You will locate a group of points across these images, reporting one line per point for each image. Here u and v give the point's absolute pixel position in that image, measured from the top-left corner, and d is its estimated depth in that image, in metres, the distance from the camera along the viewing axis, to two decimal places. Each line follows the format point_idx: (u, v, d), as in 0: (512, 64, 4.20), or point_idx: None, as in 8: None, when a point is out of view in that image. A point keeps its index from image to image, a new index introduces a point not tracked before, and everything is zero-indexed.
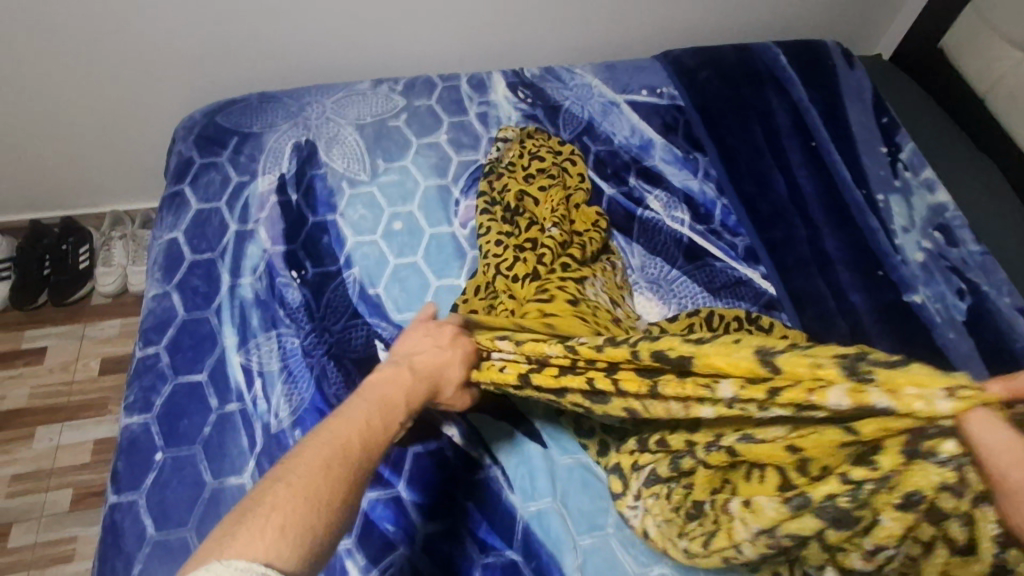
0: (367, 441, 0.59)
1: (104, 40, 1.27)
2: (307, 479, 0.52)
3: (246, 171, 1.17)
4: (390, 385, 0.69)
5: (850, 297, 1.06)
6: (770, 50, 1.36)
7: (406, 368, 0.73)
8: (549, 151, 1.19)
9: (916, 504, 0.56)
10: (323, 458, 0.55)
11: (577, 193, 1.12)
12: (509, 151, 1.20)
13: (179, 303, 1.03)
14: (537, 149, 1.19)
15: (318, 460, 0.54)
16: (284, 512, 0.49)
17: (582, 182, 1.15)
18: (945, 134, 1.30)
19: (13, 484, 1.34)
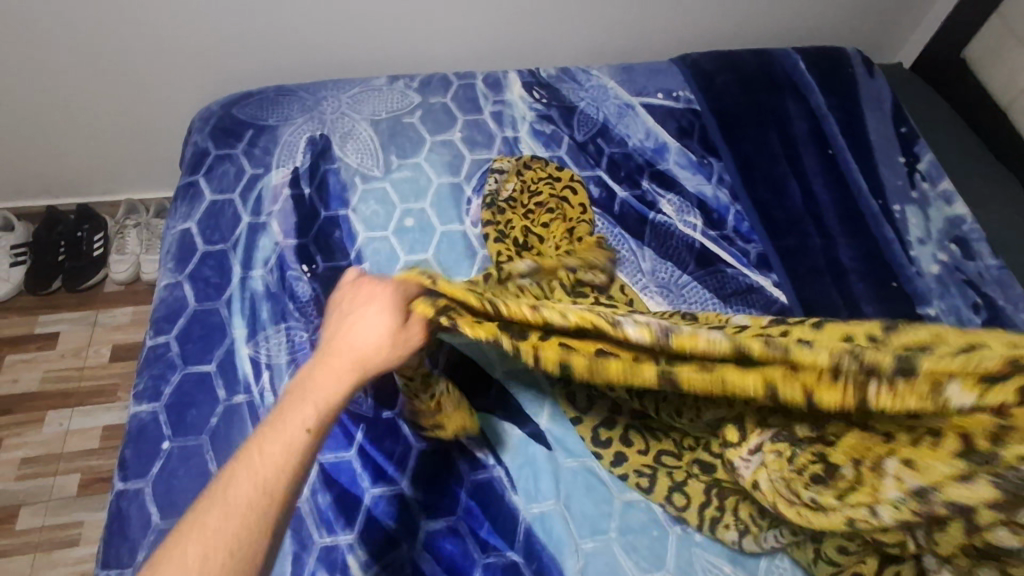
0: (299, 454, 0.54)
1: (124, 29, 1.27)
2: (223, 517, 0.49)
3: (260, 163, 1.18)
4: (331, 379, 0.60)
5: (862, 308, 1.05)
6: (789, 55, 1.35)
7: (346, 354, 0.63)
8: (548, 182, 1.15)
9: None
10: (243, 488, 0.51)
11: (579, 225, 1.08)
12: (506, 183, 1.16)
13: (191, 293, 1.03)
14: (537, 182, 1.15)
15: (238, 491, 0.51)
16: (200, 557, 0.47)
17: (582, 213, 1.10)
18: (965, 145, 1.28)
19: (22, 467, 1.36)
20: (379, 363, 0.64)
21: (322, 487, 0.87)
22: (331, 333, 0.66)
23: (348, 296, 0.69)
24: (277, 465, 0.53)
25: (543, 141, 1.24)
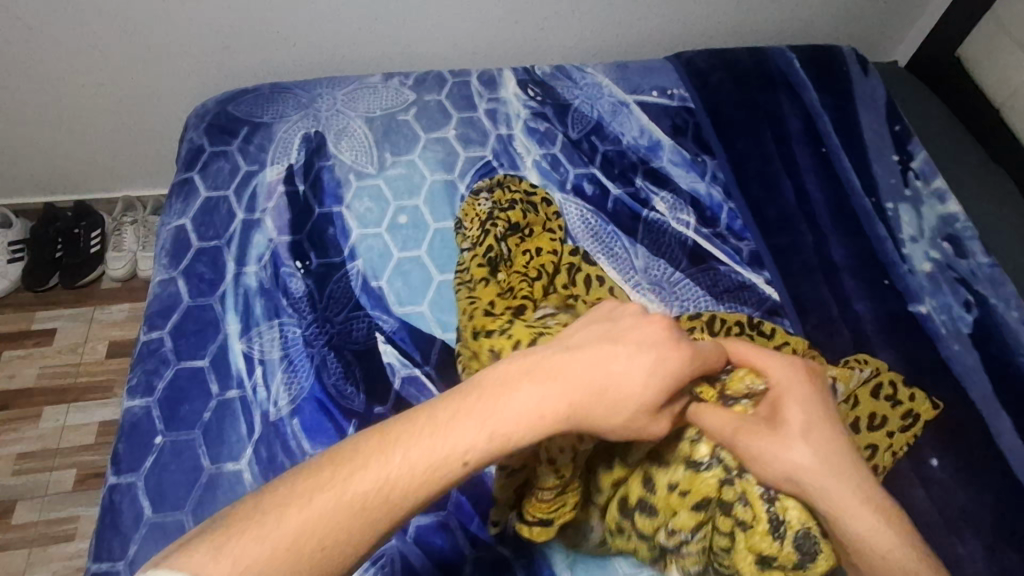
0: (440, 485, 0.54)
1: (120, 26, 1.28)
2: (351, 505, 0.51)
3: (255, 160, 1.18)
4: (524, 418, 0.58)
5: (854, 306, 1.05)
6: (784, 54, 1.35)
7: (562, 396, 0.59)
8: (520, 198, 1.12)
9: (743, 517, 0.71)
10: (386, 488, 0.53)
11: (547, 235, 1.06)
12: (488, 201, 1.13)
13: (184, 289, 1.04)
14: (510, 196, 1.12)
15: (382, 487, 0.52)
16: (311, 528, 0.50)
17: (551, 222, 1.09)
18: (959, 144, 1.28)
19: (18, 462, 1.36)
20: (590, 408, 0.60)
21: None
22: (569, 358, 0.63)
23: (612, 336, 0.65)
24: (421, 478, 0.54)
25: (537, 138, 1.24)
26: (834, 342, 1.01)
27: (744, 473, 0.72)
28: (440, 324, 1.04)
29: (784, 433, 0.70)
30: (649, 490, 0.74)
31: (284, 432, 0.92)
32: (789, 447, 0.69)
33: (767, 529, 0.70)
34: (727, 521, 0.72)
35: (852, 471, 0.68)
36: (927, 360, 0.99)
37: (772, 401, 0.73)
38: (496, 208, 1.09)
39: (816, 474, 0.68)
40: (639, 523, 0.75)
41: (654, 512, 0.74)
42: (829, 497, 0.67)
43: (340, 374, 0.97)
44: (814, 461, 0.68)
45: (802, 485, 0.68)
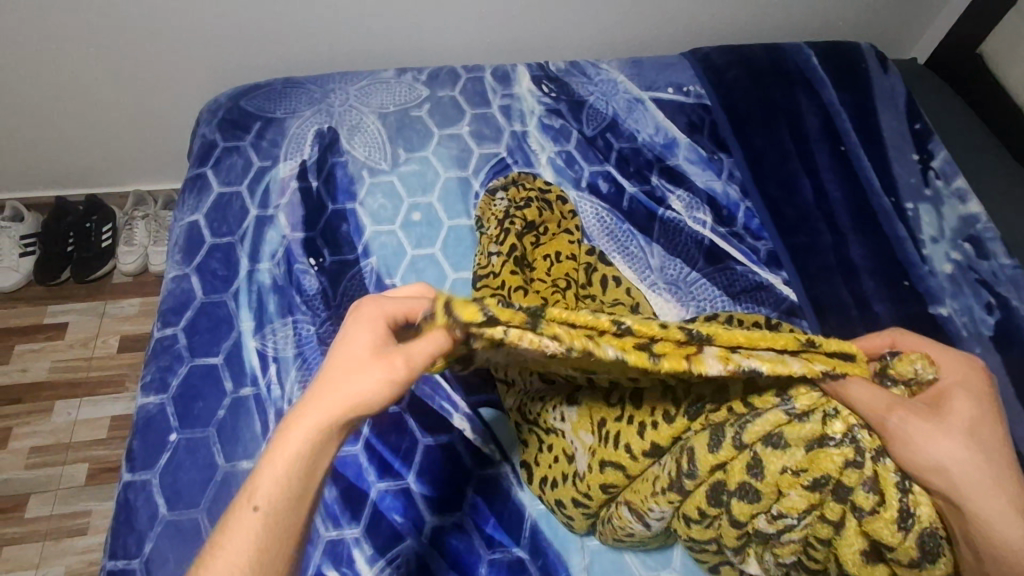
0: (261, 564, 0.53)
1: (132, 21, 1.27)
2: None
3: (268, 156, 1.17)
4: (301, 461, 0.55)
5: (873, 307, 1.04)
6: (802, 50, 1.33)
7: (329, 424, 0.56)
8: (536, 196, 1.10)
9: (852, 503, 0.62)
10: None
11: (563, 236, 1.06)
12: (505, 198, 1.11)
13: (197, 286, 1.03)
14: (526, 194, 1.10)
15: None
16: None
17: (567, 221, 1.09)
18: (980, 143, 1.26)
19: (31, 456, 1.37)
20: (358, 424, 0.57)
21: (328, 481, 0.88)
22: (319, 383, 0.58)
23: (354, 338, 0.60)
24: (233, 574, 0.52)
25: (551, 135, 1.23)
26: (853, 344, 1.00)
27: (882, 456, 0.62)
28: None
29: (937, 420, 0.62)
30: (753, 473, 0.64)
31: None
32: (947, 437, 0.60)
33: (894, 518, 0.61)
34: (838, 504, 0.62)
35: (1000, 473, 0.60)
36: None
37: (935, 394, 0.65)
38: (511, 207, 1.07)
39: (976, 472, 0.59)
40: (733, 507, 0.65)
41: (758, 496, 0.64)
42: (983, 500, 0.59)
43: None
44: (965, 453, 0.60)
45: (947, 478, 0.60)
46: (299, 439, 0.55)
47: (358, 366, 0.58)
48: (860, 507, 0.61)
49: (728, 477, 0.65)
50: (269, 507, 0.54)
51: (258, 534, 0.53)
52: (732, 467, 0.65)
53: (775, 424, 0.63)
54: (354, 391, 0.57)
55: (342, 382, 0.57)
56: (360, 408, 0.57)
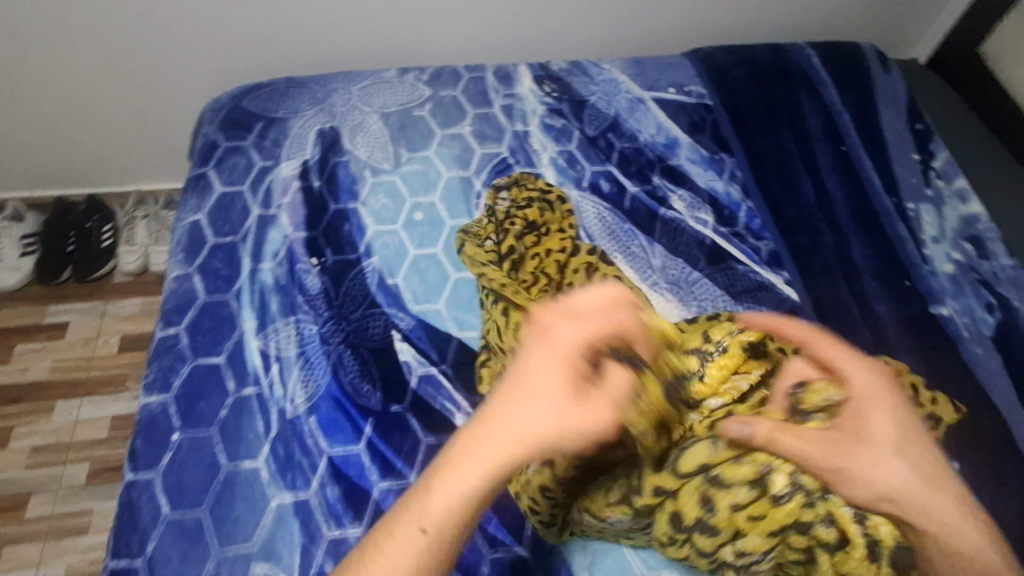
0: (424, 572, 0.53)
1: (134, 20, 1.27)
2: None
3: (270, 155, 1.18)
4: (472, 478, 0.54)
5: (874, 307, 1.04)
6: (803, 51, 1.34)
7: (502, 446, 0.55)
8: (537, 196, 1.11)
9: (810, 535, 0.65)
10: None
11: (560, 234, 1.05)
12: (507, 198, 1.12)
13: (200, 285, 1.03)
14: (528, 195, 1.11)
15: None
16: None
17: (566, 220, 1.08)
18: (980, 144, 1.27)
19: (32, 456, 1.37)
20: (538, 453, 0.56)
21: (330, 480, 0.89)
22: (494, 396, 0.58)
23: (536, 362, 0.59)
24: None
25: (553, 135, 1.23)
26: (855, 344, 1.00)
27: (828, 493, 0.65)
28: (457, 322, 1.03)
29: (863, 449, 0.66)
30: (706, 509, 0.67)
31: (301, 431, 0.92)
32: (881, 463, 0.65)
33: (865, 556, 0.63)
34: (801, 539, 0.66)
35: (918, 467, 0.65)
36: (949, 364, 0.98)
37: (852, 416, 0.69)
38: (512, 207, 1.09)
39: (907, 483, 0.64)
40: (696, 541, 0.69)
41: (714, 531, 0.67)
42: (925, 515, 0.63)
43: (357, 371, 0.97)
44: (898, 480, 0.64)
45: (894, 505, 0.63)
46: (489, 471, 0.55)
47: (563, 417, 0.56)
48: (824, 543, 0.64)
49: (679, 511, 0.69)
50: (437, 530, 0.54)
51: (431, 556, 0.53)
52: (682, 501, 0.68)
53: (711, 459, 0.67)
54: (548, 436, 0.55)
55: (520, 416, 0.56)
56: (537, 443, 0.55)
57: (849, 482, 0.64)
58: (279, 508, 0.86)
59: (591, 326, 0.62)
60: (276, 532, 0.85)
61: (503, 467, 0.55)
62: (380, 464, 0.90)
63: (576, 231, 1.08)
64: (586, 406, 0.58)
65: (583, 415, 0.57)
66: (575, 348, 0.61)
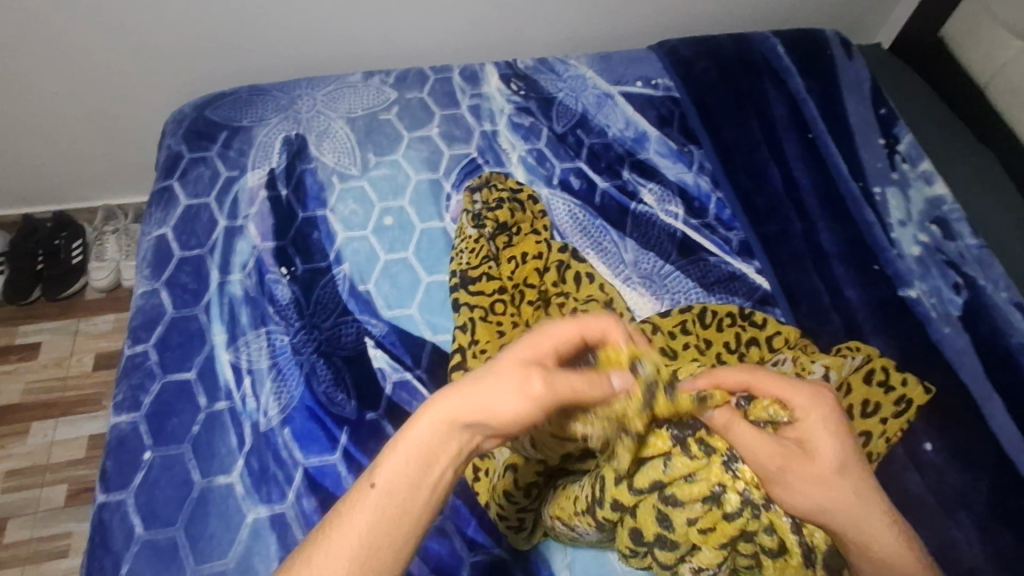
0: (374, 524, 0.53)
1: (90, 34, 1.25)
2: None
3: (235, 165, 1.16)
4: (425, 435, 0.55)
5: (844, 292, 1.05)
6: (768, 40, 1.34)
7: (467, 411, 0.55)
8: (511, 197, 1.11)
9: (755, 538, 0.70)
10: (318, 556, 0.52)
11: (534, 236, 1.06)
12: (482, 197, 1.12)
13: (168, 300, 1.02)
14: (502, 195, 1.11)
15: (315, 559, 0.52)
16: None
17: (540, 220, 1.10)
18: (944, 126, 1.28)
19: (7, 480, 1.34)
20: (492, 420, 0.55)
21: (306, 492, 0.88)
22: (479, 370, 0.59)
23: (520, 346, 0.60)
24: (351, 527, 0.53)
25: (522, 133, 1.22)
26: (825, 330, 1.01)
27: (771, 503, 0.68)
28: (430, 326, 1.02)
29: (806, 462, 0.65)
30: (664, 524, 0.70)
31: (275, 443, 0.91)
32: (823, 480, 0.64)
33: (803, 559, 0.68)
34: (750, 546, 0.70)
35: (854, 478, 0.64)
36: (918, 345, 0.99)
37: (796, 431, 0.68)
38: (484, 208, 1.09)
39: (848, 497, 0.63)
40: (658, 553, 0.73)
41: (674, 545, 0.71)
42: (860, 532, 0.63)
43: (330, 380, 0.96)
44: (837, 498, 0.63)
45: (835, 521, 0.63)
46: (424, 424, 0.55)
47: (500, 381, 0.56)
48: (768, 550, 0.69)
49: (639, 526, 0.72)
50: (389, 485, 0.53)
51: (375, 515, 0.53)
52: (642, 518, 0.71)
53: (666, 477, 0.69)
54: (490, 400, 0.55)
55: (484, 389, 0.56)
56: (493, 414, 0.55)
57: (787, 492, 0.65)
58: (255, 522, 0.85)
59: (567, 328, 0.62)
60: (253, 547, 0.84)
61: (438, 415, 0.55)
62: (358, 474, 0.90)
63: (549, 232, 1.09)
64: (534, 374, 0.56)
65: (519, 383, 0.56)
66: (548, 338, 0.61)
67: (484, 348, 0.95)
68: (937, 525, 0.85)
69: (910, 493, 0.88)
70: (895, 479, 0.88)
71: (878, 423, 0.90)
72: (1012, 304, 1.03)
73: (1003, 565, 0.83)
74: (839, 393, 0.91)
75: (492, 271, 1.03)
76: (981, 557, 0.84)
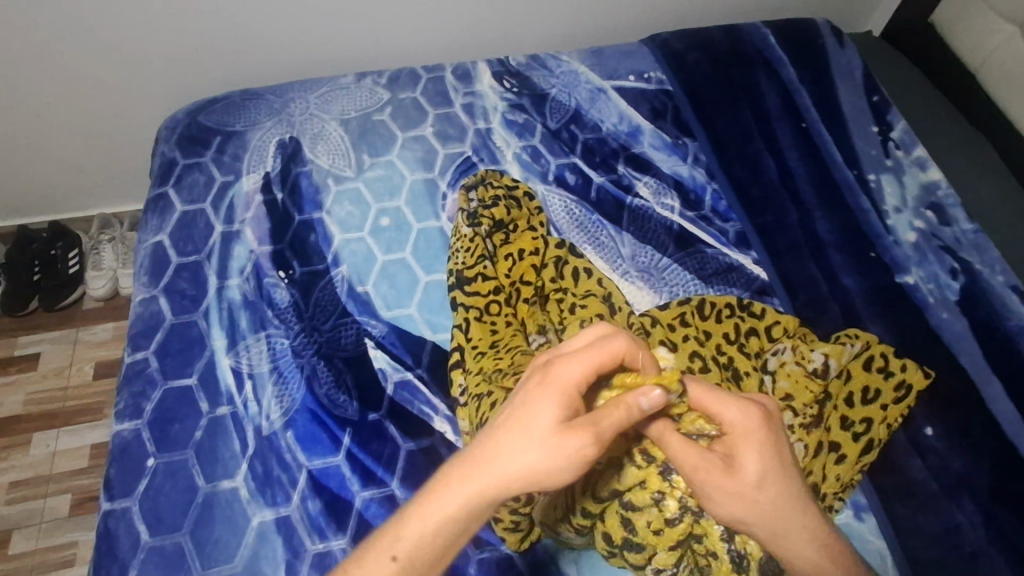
0: None
1: (80, 42, 1.25)
2: None
3: (230, 170, 1.16)
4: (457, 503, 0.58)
5: (842, 280, 1.05)
6: (759, 30, 1.34)
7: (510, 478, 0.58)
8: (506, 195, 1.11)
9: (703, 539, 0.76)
10: None
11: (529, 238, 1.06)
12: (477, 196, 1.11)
13: (167, 307, 1.02)
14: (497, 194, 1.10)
15: None
16: None
17: (536, 217, 1.09)
18: (936, 112, 1.28)
19: (11, 491, 1.34)
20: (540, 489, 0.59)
21: (311, 494, 0.88)
22: (513, 421, 0.60)
23: (552, 395, 0.61)
24: None
25: (515, 131, 1.22)
26: (824, 319, 1.01)
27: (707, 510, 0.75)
28: (430, 325, 1.02)
29: (727, 477, 0.65)
30: (628, 529, 0.77)
31: (278, 446, 0.91)
32: (744, 498, 0.64)
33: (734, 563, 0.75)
34: (701, 547, 0.77)
35: (777, 492, 0.64)
36: (916, 331, 0.99)
37: (725, 446, 0.68)
38: (480, 205, 1.09)
39: (765, 508, 0.64)
40: (629, 555, 0.78)
41: (641, 549, 0.77)
42: (781, 541, 0.65)
43: (332, 382, 0.96)
44: (753, 511, 0.64)
45: (756, 526, 0.65)
46: (461, 497, 0.58)
47: (543, 447, 0.58)
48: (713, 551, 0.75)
49: (608, 530, 0.78)
50: (411, 554, 0.58)
51: None
52: (610, 523, 0.78)
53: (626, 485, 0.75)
54: (533, 469, 0.58)
55: (526, 456, 0.58)
56: (540, 483, 0.58)
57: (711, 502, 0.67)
58: (261, 526, 0.86)
59: (587, 362, 0.63)
60: (259, 550, 0.84)
61: (475, 493, 0.58)
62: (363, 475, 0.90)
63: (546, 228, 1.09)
64: (577, 440, 0.59)
65: (568, 452, 0.58)
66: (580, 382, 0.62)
67: (481, 348, 0.95)
68: (939, 510, 0.86)
69: (910, 478, 0.88)
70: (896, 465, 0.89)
71: (879, 410, 0.91)
72: (1008, 287, 1.04)
73: (1007, 548, 0.84)
74: (840, 381, 0.92)
75: (488, 271, 1.02)
76: (984, 540, 0.84)
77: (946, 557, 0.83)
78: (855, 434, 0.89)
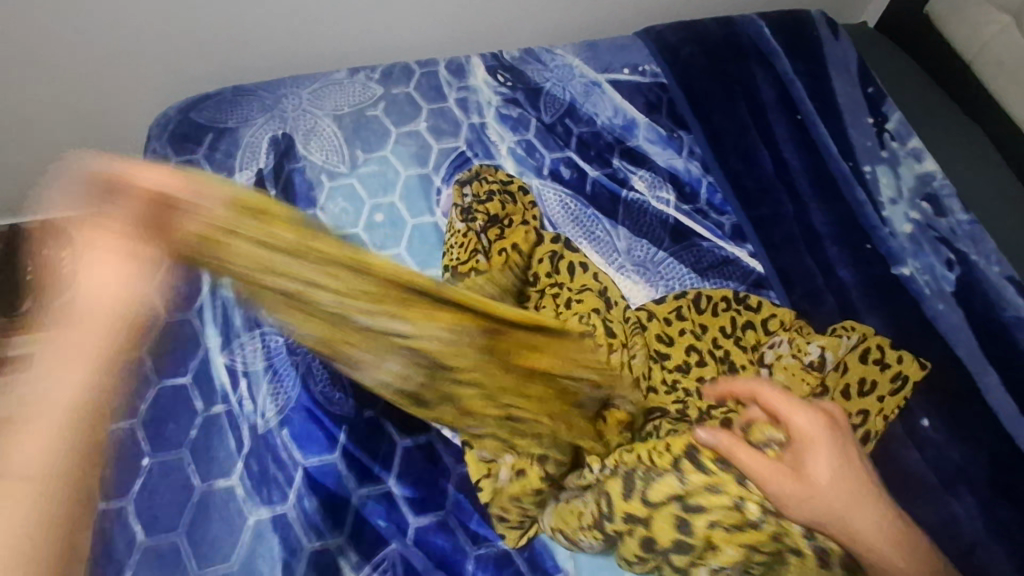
0: None
1: (68, 39, 1.24)
2: None
3: (222, 167, 1.15)
4: None
5: (838, 272, 1.05)
6: (753, 22, 1.34)
7: None
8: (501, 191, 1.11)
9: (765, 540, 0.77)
10: None
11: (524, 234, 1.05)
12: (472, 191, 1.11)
13: (161, 307, 1.03)
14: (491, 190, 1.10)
15: None
16: None
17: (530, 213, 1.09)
18: (932, 103, 1.28)
19: None
20: None
21: (308, 492, 0.88)
22: None
23: None
24: None
25: (510, 125, 1.22)
26: (820, 311, 1.01)
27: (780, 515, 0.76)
28: None
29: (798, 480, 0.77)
30: (682, 530, 0.78)
31: (274, 444, 0.90)
32: (818, 496, 0.76)
33: (815, 563, 0.76)
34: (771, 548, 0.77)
35: (841, 488, 0.77)
36: (913, 323, 0.99)
37: (794, 450, 0.79)
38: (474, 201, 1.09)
39: (835, 507, 0.76)
40: (673, 558, 0.79)
41: (689, 550, 0.78)
42: (861, 542, 0.75)
43: (328, 379, 0.95)
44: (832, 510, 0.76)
45: (835, 531, 0.75)
46: None
47: None
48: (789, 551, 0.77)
49: (654, 535, 0.79)
50: None
51: None
52: (656, 527, 0.79)
53: (676, 485, 0.78)
54: None
55: None
56: None
57: (787, 506, 0.76)
58: (257, 524, 0.85)
59: None
60: (256, 549, 0.84)
61: None
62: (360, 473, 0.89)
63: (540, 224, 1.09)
64: None
65: None
66: None
67: None
68: (938, 501, 0.86)
69: (909, 469, 0.88)
70: (893, 456, 0.89)
71: (875, 401, 0.91)
72: (1004, 278, 1.04)
73: (1004, 538, 0.84)
74: (837, 373, 0.92)
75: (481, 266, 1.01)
76: (982, 531, 0.84)
77: (944, 548, 0.83)
78: (853, 426, 0.89)
